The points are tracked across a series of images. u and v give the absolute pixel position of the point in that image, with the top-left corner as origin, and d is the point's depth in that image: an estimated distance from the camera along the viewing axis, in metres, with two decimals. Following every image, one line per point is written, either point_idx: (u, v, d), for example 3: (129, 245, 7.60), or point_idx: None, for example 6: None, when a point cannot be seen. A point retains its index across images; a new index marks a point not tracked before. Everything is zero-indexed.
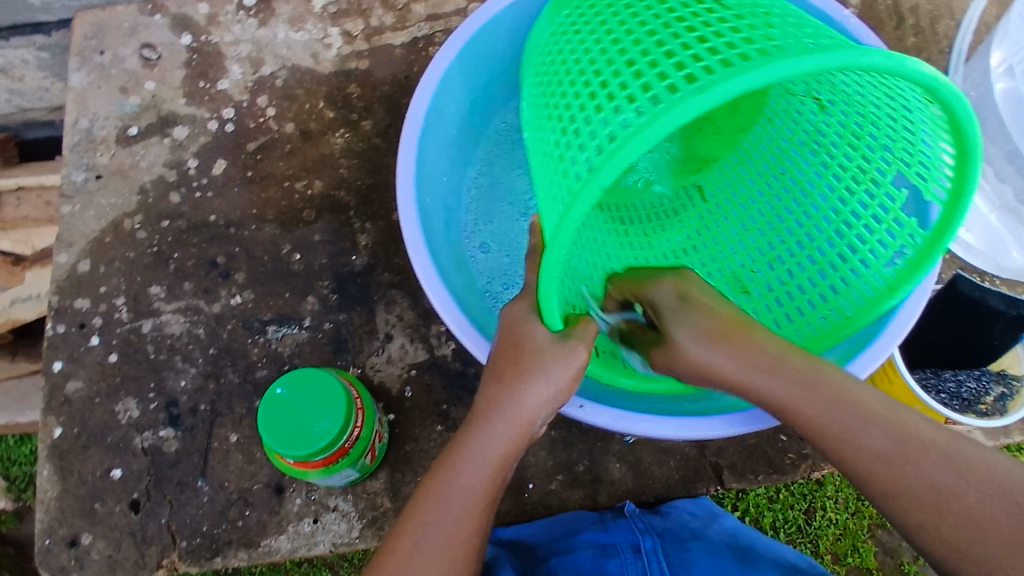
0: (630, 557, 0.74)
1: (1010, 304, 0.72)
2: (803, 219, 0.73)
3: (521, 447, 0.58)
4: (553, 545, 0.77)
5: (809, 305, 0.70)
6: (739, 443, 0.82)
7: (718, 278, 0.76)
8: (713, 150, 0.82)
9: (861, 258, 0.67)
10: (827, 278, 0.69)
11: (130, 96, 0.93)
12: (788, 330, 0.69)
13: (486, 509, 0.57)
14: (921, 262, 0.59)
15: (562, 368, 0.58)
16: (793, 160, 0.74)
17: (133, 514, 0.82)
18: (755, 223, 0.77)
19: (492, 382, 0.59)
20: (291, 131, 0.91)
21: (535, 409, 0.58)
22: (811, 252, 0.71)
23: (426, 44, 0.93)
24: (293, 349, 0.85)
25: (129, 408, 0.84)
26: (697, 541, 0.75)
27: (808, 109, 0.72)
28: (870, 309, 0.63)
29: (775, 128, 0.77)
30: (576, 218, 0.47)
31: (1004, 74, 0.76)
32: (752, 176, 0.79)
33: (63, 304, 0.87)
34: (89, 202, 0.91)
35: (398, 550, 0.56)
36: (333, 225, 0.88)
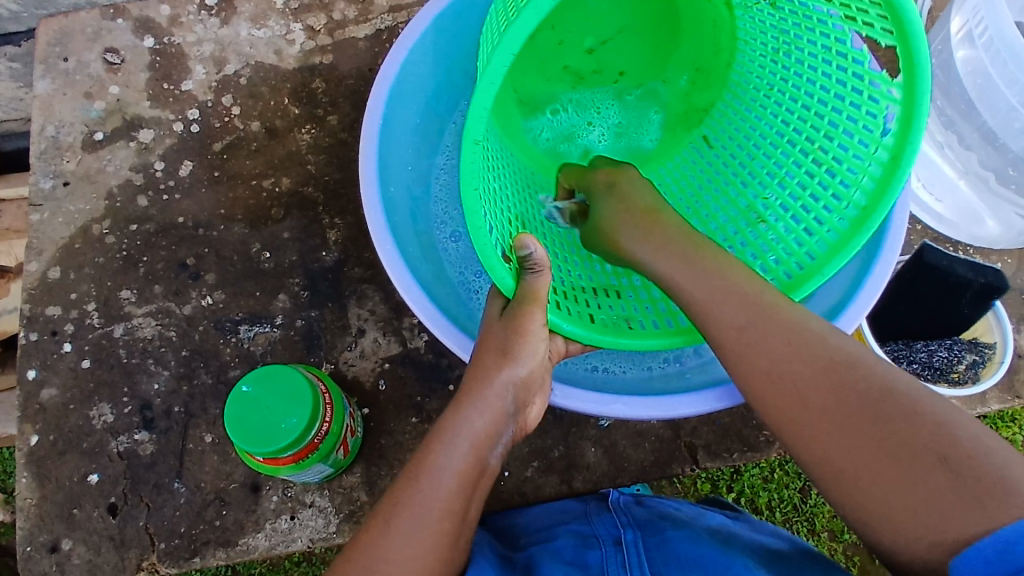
0: (611, 548, 0.69)
1: (978, 272, 0.72)
2: (790, 146, 0.71)
3: (498, 431, 0.59)
4: (534, 535, 0.74)
5: (824, 211, 0.65)
6: (713, 423, 0.82)
7: (732, 216, 0.74)
8: (709, 96, 0.82)
9: (854, 154, 0.63)
10: (829, 185, 0.66)
11: (95, 101, 0.93)
12: (799, 252, 0.65)
13: (464, 497, 0.56)
14: (901, 151, 0.57)
15: (529, 343, 0.59)
16: (777, 76, 0.73)
17: (111, 518, 0.82)
18: (754, 155, 0.75)
19: (468, 370, 0.61)
20: (257, 129, 0.91)
21: (505, 396, 0.59)
22: (805, 173, 0.69)
23: (390, 36, 0.93)
24: (266, 348, 0.85)
25: (103, 413, 0.84)
26: (678, 529, 0.70)
27: (764, 15, 0.71)
28: (883, 190, 0.59)
29: (756, 49, 0.75)
30: (472, 156, 0.51)
31: (965, 43, 0.74)
32: (748, 106, 0.77)
33: (34, 312, 0.87)
34: (57, 209, 0.90)
35: (366, 542, 0.54)
36: (302, 221, 0.88)
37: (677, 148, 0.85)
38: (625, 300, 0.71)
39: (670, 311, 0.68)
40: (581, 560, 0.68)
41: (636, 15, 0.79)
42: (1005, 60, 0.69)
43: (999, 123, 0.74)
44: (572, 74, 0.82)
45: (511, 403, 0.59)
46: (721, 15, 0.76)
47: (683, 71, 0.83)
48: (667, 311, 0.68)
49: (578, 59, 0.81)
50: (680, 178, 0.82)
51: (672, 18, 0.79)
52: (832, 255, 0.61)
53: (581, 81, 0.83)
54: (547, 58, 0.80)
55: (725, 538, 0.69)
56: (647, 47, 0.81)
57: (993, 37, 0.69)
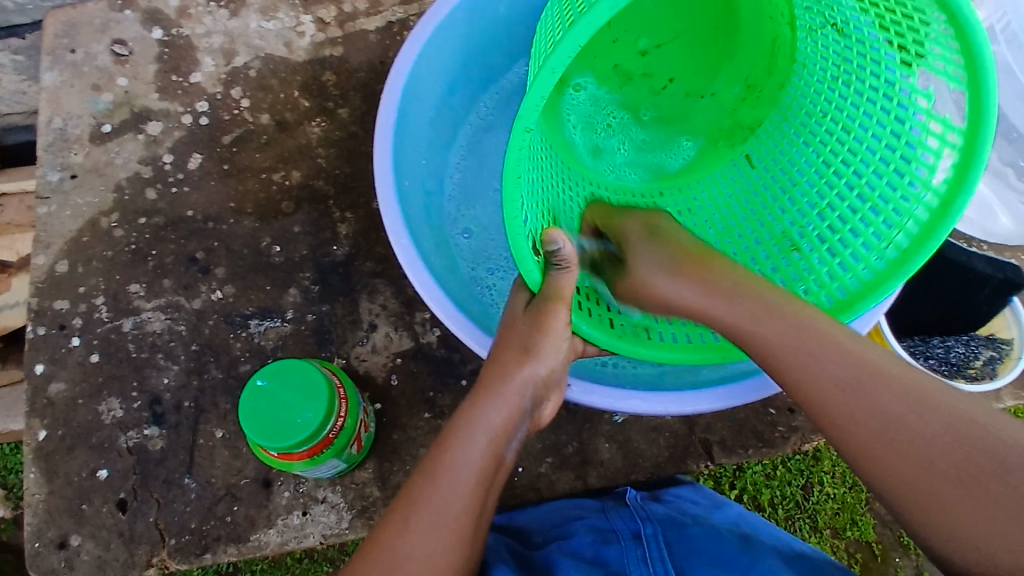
0: (630, 543, 0.69)
1: (997, 267, 0.73)
2: (838, 167, 0.68)
3: (515, 427, 0.58)
4: (550, 531, 0.74)
5: (862, 249, 0.64)
6: (728, 419, 0.82)
7: (766, 240, 0.72)
8: (756, 114, 0.79)
9: (908, 181, 0.61)
10: (871, 223, 0.64)
11: (103, 93, 0.92)
12: (837, 281, 0.64)
13: (482, 493, 0.56)
14: (972, 163, 0.55)
15: (551, 339, 0.58)
16: (830, 102, 0.70)
17: (120, 514, 0.81)
18: (798, 179, 0.72)
19: (488, 364, 0.60)
20: (267, 122, 0.90)
21: (523, 390, 0.59)
22: (852, 200, 0.66)
23: (401, 29, 0.92)
24: (277, 342, 0.84)
25: (113, 407, 0.83)
26: (699, 526, 0.71)
27: (829, 38, 0.69)
28: (926, 236, 0.58)
29: (812, 74, 0.73)
30: (520, 148, 0.49)
31: None
32: (796, 131, 0.75)
33: (42, 306, 0.86)
34: (64, 202, 0.89)
35: (389, 534, 0.55)
36: (312, 215, 0.87)
37: (720, 165, 0.82)
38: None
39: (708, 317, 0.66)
40: (600, 558, 0.68)
41: (689, 22, 0.79)
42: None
43: (1014, 111, 0.76)
44: (620, 74, 0.82)
45: (529, 399, 0.59)
46: (781, 32, 0.75)
47: (735, 83, 0.81)
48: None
49: (628, 60, 0.81)
50: (719, 196, 0.79)
51: (728, 27, 0.78)
52: (871, 289, 0.61)
53: (628, 82, 0.83)
54: (596, 51, 0.80)
55: (746, 536, 0.70)
56: (702, 58, 0.80)
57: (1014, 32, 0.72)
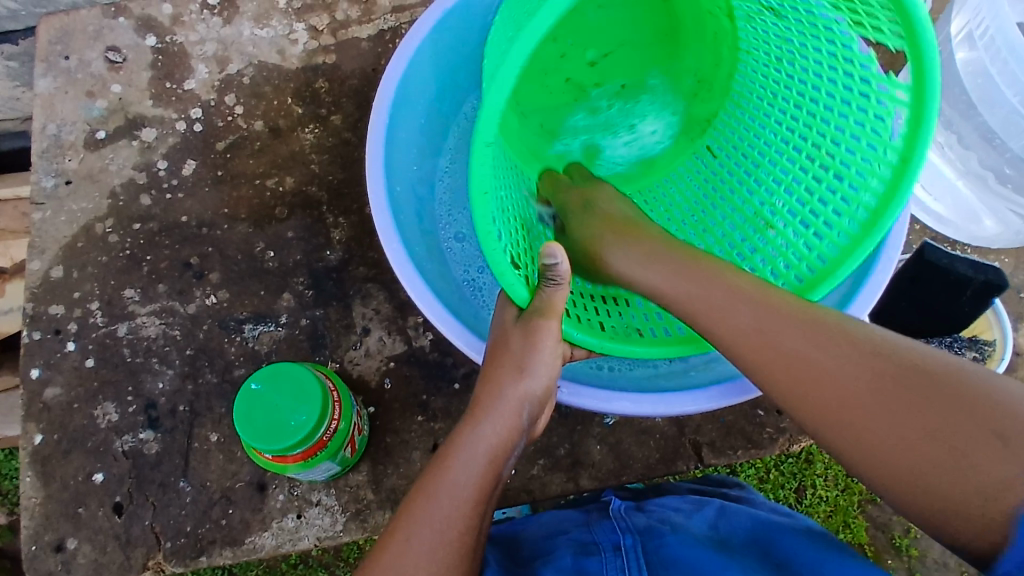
0: (610, 554, 0.68)
1: (978, 270, 0.74)
2: (794, 154, 0.72)
3: (512, 443, 0.59)
4: (537, 545, 0.73)
5: (829, 221, 0.66)
6: (716, 421, 0.83)
7: (739, 223, 0.75)
8: (712, 104, 0.83)
9: (859, 165, 0.64)
10: (834, 196, 0.66)
11: (97, 100, 0.93)
12: (802, 263, 0.67)
13: (480, 509, 0.57)
14: (909, 157, 0.57)
15: (543, 358, 0.60)
16: (781, 82, 0.74)
17: (116, 517, 0.82)
18: (758, 164, 0.76)
19: (484, 379, 0.61)
20: (260, 129, 0.91)
21: (520, 406, 0.60)
22: (811, 183, 0.69)
23: (393, 36, 0.93)
24: (271, 347, 0.85)
25: (108, 412, 0.84)
26: (676, 534, 0.68)
27: (769, 23, 0.71)
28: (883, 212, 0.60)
29: (758, 58, 0.76)
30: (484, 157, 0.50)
31: (965, 43, 0.76)
32: (752, 113, 0.78)
33: (37, 311, 0.87)
34: (60, 208, 0.90)
35: (389, 552, 0.55)
36: (306, 221, 0.88)
37: (683, 157, 0.86)
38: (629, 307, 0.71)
39: (681, 318, 0.68)
40: (579, 568, 0.67)
41: (632, 24, 0.79)
42: (1006, 62, 0.70)
43: (999, 123, 0.76)
44: (572, 87, 0.81)
45: (526, 418, 0.60)
46: (722, 26, 0.77)
47: (686, 78, 0.82)
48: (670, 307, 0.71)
49: (580, 71, 0.80)
50: (686, 188, 0.85)
51: (673, 26, 0.79)
52: (844, 257, 0.62)
53: (581, 93, 0.82)
54: (547, 71, 0.79)
55: (722, 540, 0.68)
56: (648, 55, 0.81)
57: (996, 38, 0.70)
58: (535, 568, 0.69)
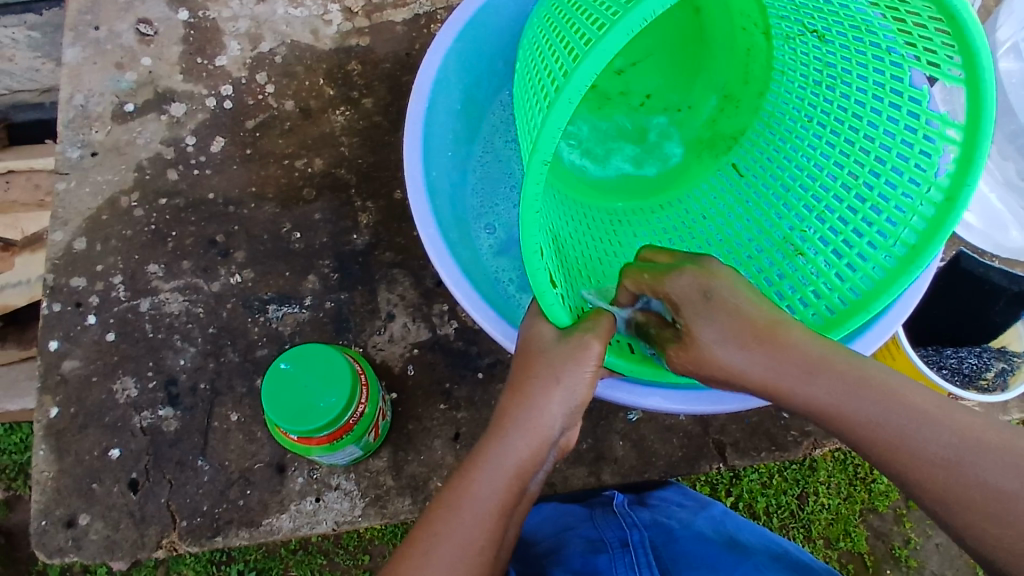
0: (618, 551, 0.69)
1: (1011, 281, 0.77)
2: (828, 180, 0.70)
3: (538, 455, 0.59)
4: (544, 542, 0.74)
5: (869, 247, 0.64)
6: (742, 422, 0.82)
7: (768, 246, 0.73)
8: (739, 124, 0.83)
9: (909, 180, 0.63)
10: (874, 221, 0.65)
11: (126, 72, 0.91)
12: (847, 283, 0.64)
13: (501, 524, 0.57)
14: (956, 198, 0.57)
15: (579, 369, 0.57)
16: (815, 105, 0.74)
17: (131, 494, 0.81)
18: (791, 183, 0.74)
19: (512, 387, 0.60)
20: (290, 108, 0.90)
21: (551, 419, 0.58)
22: (851, 200, 0.68)
23: (428, 21, 0.92)
24: (294, 328, 0.84)
25: (127, 387, 0.83)
26: (685, 529, 0.72)
27: (810, 46, 0.72)
28: (934, 230, 0.59)
29: (794, 81, 0.77)
30: (534, 184, 0.47)
31: (1010, 55, 0.80)
32: (781, 135, 0.78)
33: (58, 283, 0.86)
34: (84, 179, 0.89)
35: (409, 560, 0.56)
36: (334, 203, 0.87)
37: (706, 173, 0.85)
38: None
39: None
40: (590, 567, 0.68)
41: (663, 38, 0.82)
42: None
43: None
44: (598, 94, 0.84)
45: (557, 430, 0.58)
46: (756, 42, 0.79)
47: (711, 95, 0.84)
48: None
49: (606, 78, 0.84)
50: (711, 203, 0.82)
51: (702, 41, 0.82)
52: (881, 290, 0.61)
53: (605, 101, 0.85)
54: None
55: (732, 537, 0.72)
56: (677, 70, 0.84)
57: None
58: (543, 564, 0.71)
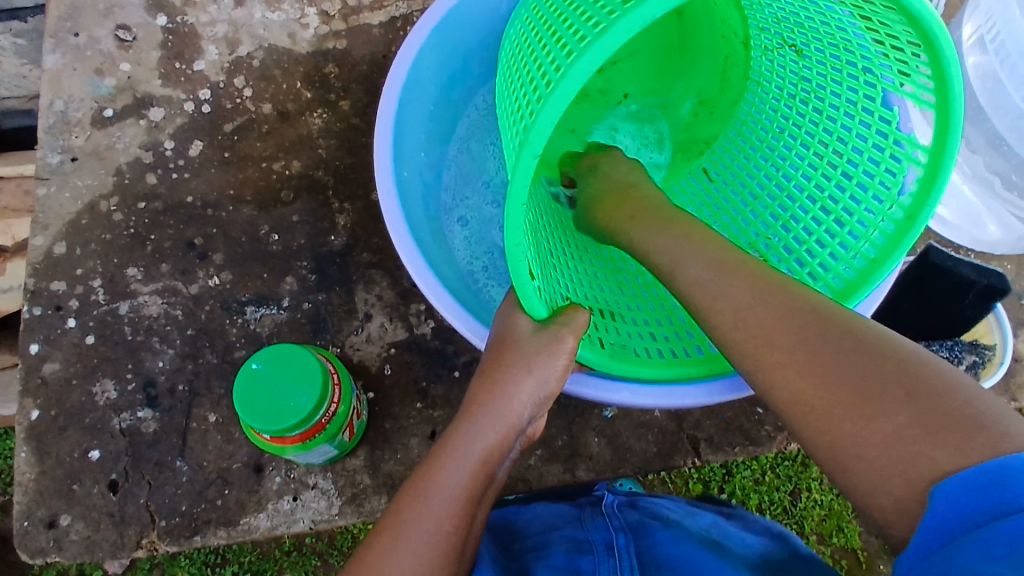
0: (602, 553, 0.66)
1: (982, 274, 0.75)
2: (796, 191, 0.71)
3: (507, 444, 0.60)
4: (529, 539, 0.72)
5: (831, 257, 0.65)
6: (716, 417, 0.83)
7: (735, 252, 0.74)
8: (710, 130, 0.84)
9: (873, 194, 0.63)
10: (837, 232, 0.66)
11: (106, 77, 0.92)
12: (808, 290, 0.65)
13: (470, 511, 0.58)
14: (916, 215, 0.59)
15: (551, 361, 0.58)
16: (788, 117, 0.74)
17: (111, 495, 0.82)
18: (760, 192, 0.75)
19: (484, 377, 0.61)
20: (268, 112, 0.91)
21: (522, 407, 0.60)
22: (817, 211, 0.68)
23: (404, 24, 0.93)
24: (272, 329, 0.85)
25: (106, 389, 0.84)
26: (668, 530, 0.69)
27: (787, 59, 0.73)
28: (896, 242, 0.60)
29: (768, 92, 0.78)
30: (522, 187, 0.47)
31: (975, 48, 0.76)
32: (752, 146, 0.79)
33: (38, 287, 0.87)
34: (64, 184, 0.90)
35: (377, 545, 0.56)
36: (311, 205, 0.88)
37: (676, 177, 0.85)
38: (622, 322, 0.70)
39: (699, 337, 0.68)
40: (572, 566, 0.65)
41: (645, 39, 0.82)
42: (1016, 66, 0.71)
43: (1006, 126, 0.76)
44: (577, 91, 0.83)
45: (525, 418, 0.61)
46: (735, 51, 0.80)
47: (688, 98, 0.84)
48: (674, 322, 0.70)
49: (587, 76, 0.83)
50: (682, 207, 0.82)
51: (684, 48, 0.82)
52: (840, 297, 0.62)
53: (584, 99, 0.84)
54: None
55: (717, 539, 0.69)
56: (657, 71, 0.84)
57: (1005, 40, 0.71)
58: (527, 561, 0.69)
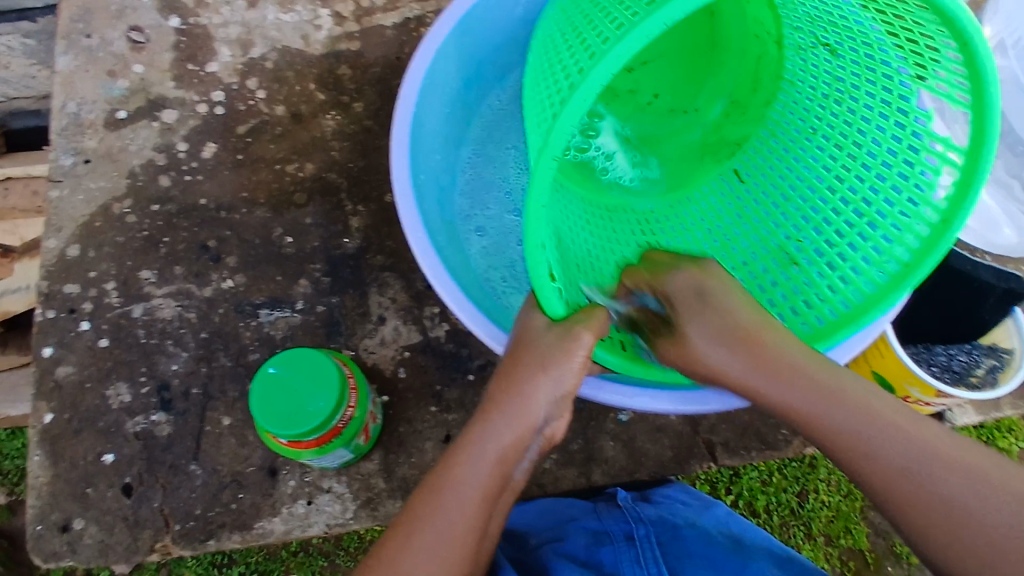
0: (623, 545, 0.72)
1: (1001, 279, 0.71)
2: (827, 194, 0.70)
3: (523, 444, 0.59)
4: (544, 533, 0.76)
5: (863, 262, 0.65)
6: (732, 421, 0.82)
7: (762, 254, 0.73)
8: (743, 130, 0.83)
9: (907, 198, 0.63)
10: (870, 236, 0.65)
11: (118, 79, 0.92)
12: (841, 295, 0.64)
13: (485, 510, 0.58)
14: (951, 220, 0.57)
15: (565, 360, 0.57)
16: (820, 118, 0.73)
17: (125, 499, 0.82)
18: (790, 194, 0.74)
19: (502, 375, 0.60)
20: (282, 113, 0.91)
21: (537, 407, 0.59)
22: (849, 214, 0.68)
23: (417, 25, 0.93)
24: (286, 332, 0.85)
25: (120, 392, 0.84)
26: (692, 528, 0.75)
27: (821, 59, 0.72)
28: (929, 248, 0.59)
29: (801, 92, 0.76)
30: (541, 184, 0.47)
31: None
32: (784, 145, 0.77)
33: (52, 290, 0.87)
34: (77, 186, 0.89)
35: (394, 541, 0.57)
36: (324, 207, 0.88)
37: (707, 177, 0.84)
38: None
39: None
40: (595, 561, 0.72)
41: (675, 41, 0.84)
42: None
43: None
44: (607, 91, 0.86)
45: (541, 418, 0.59)
46: (767, 51, 0.79)
47: (716, 102, 0.85)
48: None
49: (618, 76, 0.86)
50: (711, 208, 0.81)
51: (714, 45, 0.83)
52: (872, 303, 0.61)
53: (614, 98, 0.87)
54: None
55: (738, 540, 0.75)
56: (686, 74, 0.86)
57: None
58: (547, 555, 0.73)
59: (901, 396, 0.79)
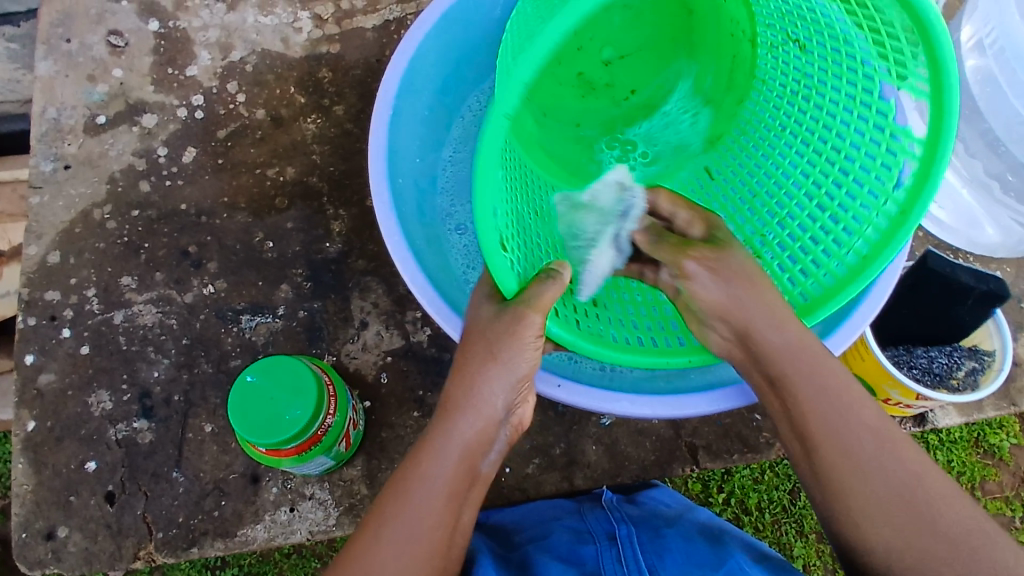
0: (604, 544, 0.71)
1: (980, 280, 0.73)
2: (796, 188, 0.70)
3: (486, 436, 0.59)
4: (529, 531, 0.75)
5: (822, 257, 0.65)
6: (713, 424, 0.83)
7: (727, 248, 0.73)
8: (717, 128, 0.81)
9: (868, 192, 0.63)
10: (828, 233, 0.65)
11: (98, 84, 0.92)
12: (802, 286, 0.65)
13: (452, 507, 0.58)
14: (907, 213, 0.58)
15: (517, 347, 0.57)
16: (790, 116, 0.73)
17: (108, 506, 0.82)
18: (758, 191, 0.74)
19: (456, 373, 0.60)
20: (262, 117, 0.90)
21: (497, 400, 0.58)
22: (813, 209, 0.68)
23: (398, 27, 0.92)
24: (267, 338, 0.84)
25: (102, 400, 0.84)
26: (672, 527, 0.74)
27: (790, 56, 0.71)
28: (883, 245, 0.59)
29: (772, 91, 0.75)
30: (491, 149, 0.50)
31: (975, 51, 0.76)
32: (755, 144, 0.77)
33: (33, 297, 0.86)
34: (58, 192, 0.89)
35: (362, 545, 0.57)
36: (306, 212, 0.88)
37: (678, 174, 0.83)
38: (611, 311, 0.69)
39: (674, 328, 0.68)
40: (575, 556, 0.70)
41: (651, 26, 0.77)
42: (1015, 70, 0.71)
43: (1005, 132, 0.76)
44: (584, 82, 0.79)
45: (500, 406, 0.59)
46: (741, 51, 0.77)
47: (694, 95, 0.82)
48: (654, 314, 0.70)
49: (594, 69, 0.78)
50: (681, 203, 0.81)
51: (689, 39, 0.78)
52: (829, 296, 0.61)
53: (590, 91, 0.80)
54: None
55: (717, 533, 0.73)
56: (653, 57, 0.79)
57: (1004, 44, 0.71)
58: (528, 551, 0.72)
59: (881, 398, 0.79)
